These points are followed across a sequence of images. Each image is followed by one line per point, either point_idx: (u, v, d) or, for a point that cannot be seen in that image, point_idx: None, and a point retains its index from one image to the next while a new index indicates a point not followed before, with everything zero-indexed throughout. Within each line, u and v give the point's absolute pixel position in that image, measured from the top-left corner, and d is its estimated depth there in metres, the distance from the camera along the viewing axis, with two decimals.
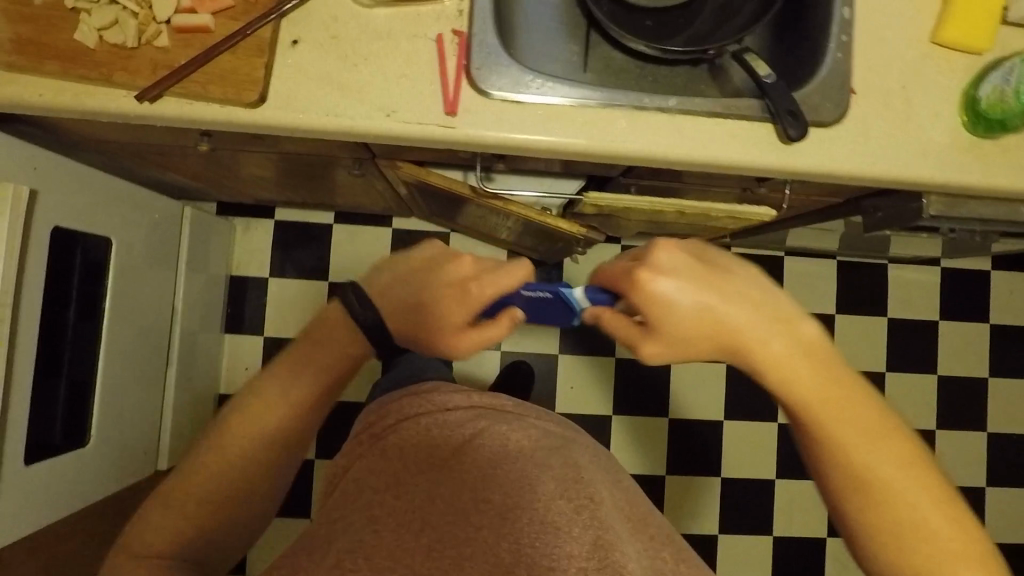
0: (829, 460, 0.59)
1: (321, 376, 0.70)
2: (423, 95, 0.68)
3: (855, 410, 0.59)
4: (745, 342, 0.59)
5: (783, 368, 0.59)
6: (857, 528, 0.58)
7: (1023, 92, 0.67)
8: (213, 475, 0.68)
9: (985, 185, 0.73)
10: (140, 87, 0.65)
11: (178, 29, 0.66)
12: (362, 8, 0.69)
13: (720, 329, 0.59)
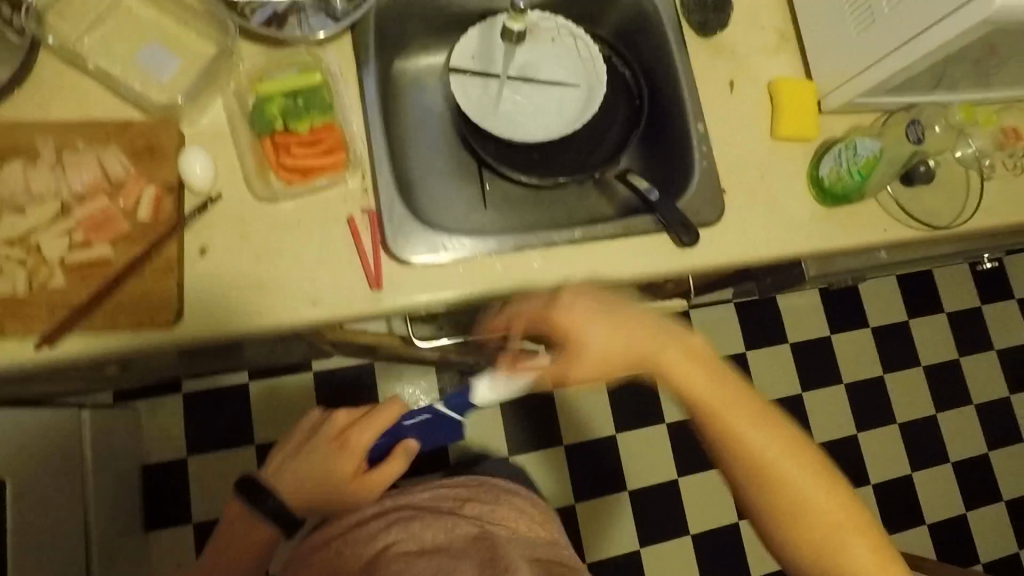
0: (751, 483, 0.58)
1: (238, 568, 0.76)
2: (345, 276, 0.70)
3: (764, 432, 0.58)
4: (656, 360, 0.61)
5: (686, 380, 0.60)
6: (789, 546, 0.57)
7: (856, 171, 0.81)
8: None
9: (846, 244, 0.85)
10: (42, 334, 0.61)
11: (72, 264, 0.62)
12: (267, 203, 0.68)
13: (636, 355, 0.62)
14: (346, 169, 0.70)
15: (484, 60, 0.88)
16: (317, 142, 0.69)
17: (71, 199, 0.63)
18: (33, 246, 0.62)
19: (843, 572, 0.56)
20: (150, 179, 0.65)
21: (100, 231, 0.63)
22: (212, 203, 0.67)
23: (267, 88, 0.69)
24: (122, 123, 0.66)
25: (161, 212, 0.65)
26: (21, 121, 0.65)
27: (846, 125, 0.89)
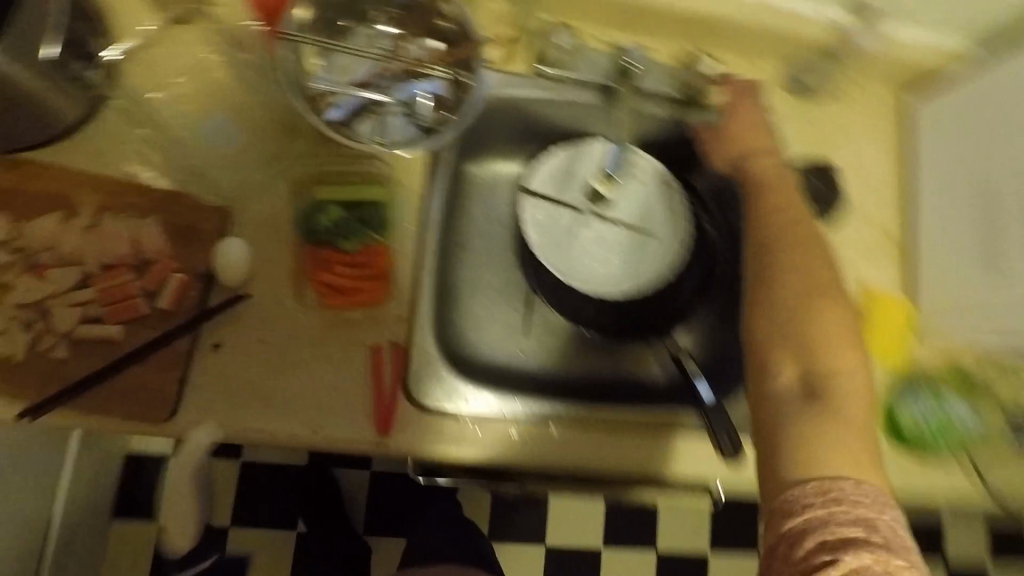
0: (770, 288, 0.57)
1: None
2: (352, 407, 0.65)
3: (801, 263, 0.58)
4: (766, 173, 0.67)
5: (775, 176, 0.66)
6: (769, 333, 0.55)
7: (936, 428, 0.72)
8: None
9: (912, 500, 0.72)
10: (25, 402, 0.57)
11: (78, 338, 0.59)
12: (295, 314, 0.64)
13: (759, 154, 0.70)
14: (387, 298, 0.66)
15: (563, 187, 0.82)
16: (363, 266, 0.64)
17: (96, 267, 0.60)
18: (44, 311, 0.58)
19: (824, 399, 0.51)
20: (182, 263, 0.62)
21: (115, 309, 0.59)
22: (239, 301, 0.63)
23: (328, 194, 0.65)
24: (170, 195, 0.62)
25: (183, 303, 0.61)
26: (70, 168, 0.61)
27: (947, 357, 0.77)
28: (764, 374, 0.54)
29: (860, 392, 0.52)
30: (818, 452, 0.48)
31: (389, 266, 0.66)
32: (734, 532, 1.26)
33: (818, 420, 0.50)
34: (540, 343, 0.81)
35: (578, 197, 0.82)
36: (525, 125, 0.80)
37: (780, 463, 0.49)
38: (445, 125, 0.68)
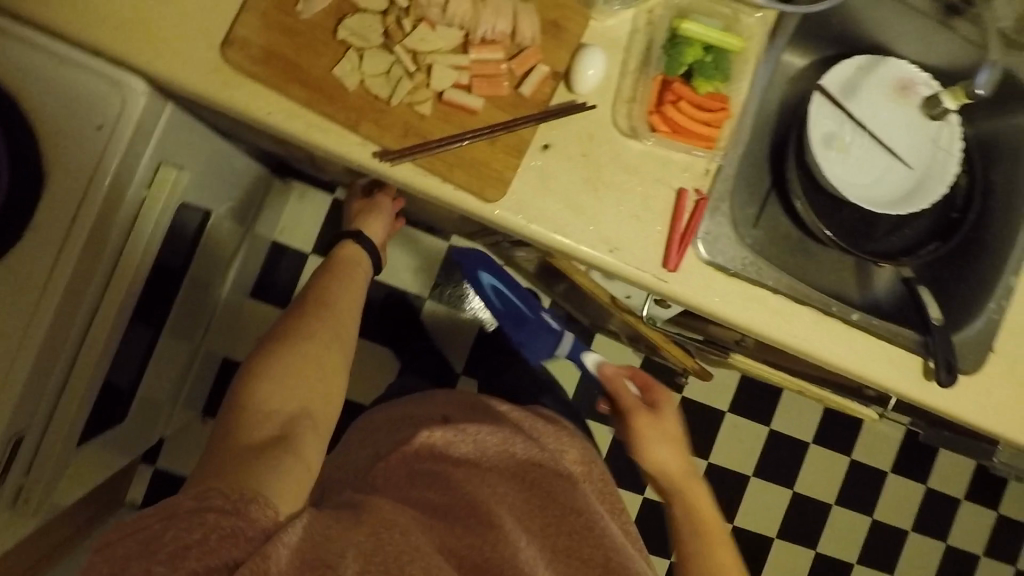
0: (661, 463, 0.81)
1: (312, 345, 0.68)
2: (648, 239, 0.68)
3: (671, 447, 0.82)
4: (664, 445, 0.82)
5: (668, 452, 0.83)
6: (651, 456, 0.82)
7: None
8: (357, 289, 0.80)
9: None
10: (383, 146, 0.61)
11: (444, 101, 0.61)
12: (618, 137, 0.66)
13: (678, 478, 0.81)
14: (709, 148, 0.67)
15: (849, 94, 0.81)
16: (704, 110, 0.66)
17: (474, 35, 0.61)
18: (424, 66, 0.60)
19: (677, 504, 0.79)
20: (544, 56, 0.63)
21: (484, 82, 0.61)
22: (581, 111, 0.65)
23: (688, 29, 0.65)
24: None
25: (538, 95, 0.63)
26: None
27: None
28: (642, 441, 0.82)
29: (669, 438, 0.82)
30: (660, 459, 0.82)
31: (723, 117, 0.66)
32: (787, 457, 1.41)
33: (650, 425, 0.82)
34: (768, 230, 0.85)
35: (861, 109, 0.82)
36: (837, 22, 0.81)
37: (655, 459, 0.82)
38: None
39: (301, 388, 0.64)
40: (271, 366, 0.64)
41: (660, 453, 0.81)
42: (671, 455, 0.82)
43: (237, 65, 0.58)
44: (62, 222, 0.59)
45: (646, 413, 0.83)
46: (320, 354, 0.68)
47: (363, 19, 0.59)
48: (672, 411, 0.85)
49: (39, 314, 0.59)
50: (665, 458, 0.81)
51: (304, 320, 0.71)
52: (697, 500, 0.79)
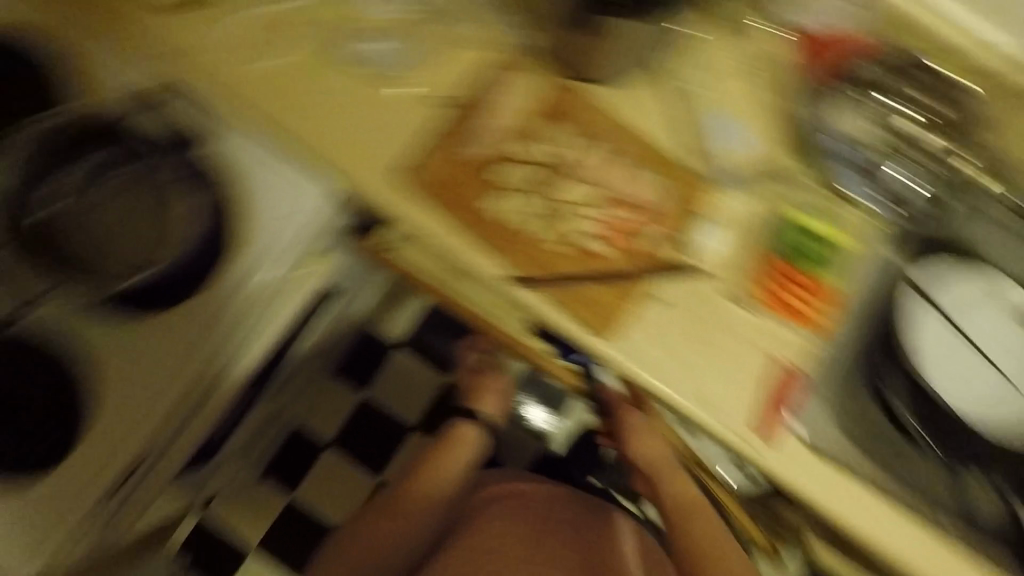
0: (642, 456, 0.96)
1: (405, 487, 1.06)
2: (739, 400, 0.70)
3: (658, 447, 0.96)
4: (648, 449, 0.96)
5: (657, 461, 0.96)
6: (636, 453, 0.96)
7: None
8: (434, 456, 1.08)
9: None
10: (510, 271, 0.68)
11: (571, 243, 0.70)
12: (720, 299, 0.72)
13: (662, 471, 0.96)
14: (805, 324, 0.72)
15: (969, 307, 0.75)
16: (811, 294, 0.72)
17: (613, 195, 0.71)
18: (559, 213, 0.70)
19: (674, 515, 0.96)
20: (670, 222, 0.72)
21: (616, 236, 0.71)
22: (694, 271, 0.71)
23: (803, 220, 0.73)
24: (671, 163, 0.73)
25: (653, 253, 0.71)
26: (607, 113, 0.74)
27: None
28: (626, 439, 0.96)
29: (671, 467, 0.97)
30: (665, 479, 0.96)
31: (819, 298, 0.72)
32: None
33: (647, 433, 0.95)
34: None
35: (976, 328, 0.74)
36: None
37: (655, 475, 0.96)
38: (909, 207, 0.77)
39: (393, 535, 1.02)
40: (379, 520, 1.04)
41: (647, 453, 0.96)
42: (653, 450, 0.96)
43: (406, 184, 0.69)
44: (234, 284, 0.70)
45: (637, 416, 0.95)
46: (405, 519, 1.03)
47: (516, 167, 0.71)
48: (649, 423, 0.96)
49: (194, 356, 0.69)
50: (651, 454, 0.96)
51: (408, 486, 1.06)
52: (681, 488, 0.96)
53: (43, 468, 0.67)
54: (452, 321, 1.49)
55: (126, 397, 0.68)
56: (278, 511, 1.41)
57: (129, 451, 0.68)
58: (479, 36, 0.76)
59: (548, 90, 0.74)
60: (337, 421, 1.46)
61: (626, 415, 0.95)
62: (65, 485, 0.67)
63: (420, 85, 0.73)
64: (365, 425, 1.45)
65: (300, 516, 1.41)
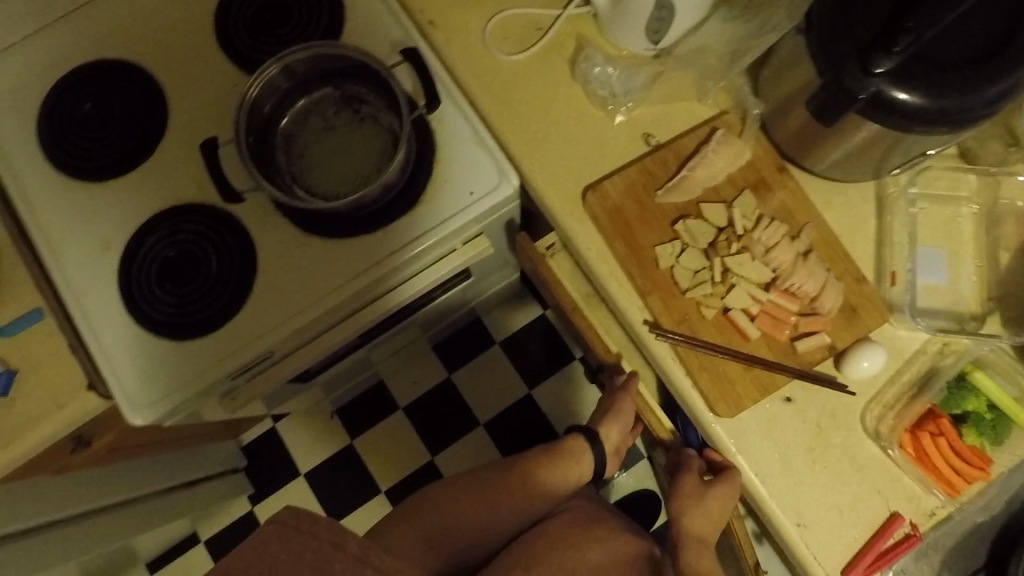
0: (687, 512, 0.79)
1: (466, 491, 0.80)
2: (839, 538, 0.66)
3: (705, 519, 0.77)
4: (696, 513, 0.78)
5: (698, 523, 0.78)
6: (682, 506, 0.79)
7: None
8: (533, 467, 0.85)
9: None
10: (657, 320, 0.69)
11: (727, 315, 0.68)
12: (859, 430, 0.67)
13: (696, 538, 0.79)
14: (947, 495, 0.65)
15: None
16: (960, 458, 0.65)
17: (782, 282, 0.68)
18: (728, 283, 0.68)
19: None
20: (831, 330, 0.68)
21: (769, 320, 0.67)
22: (838, 391, 0.67)
23: (979, 380, 0.67)
24: (861, 276, 0.69)
25: (808, 357, 0.67)
26: (813, 202, 0.70)
27: None
28: (684, 490, 0.79)
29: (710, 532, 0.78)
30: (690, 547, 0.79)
31: (976, 473, 0.64)
32: None
33: (705, 490, 0.77)
34: None
35: None
36: None
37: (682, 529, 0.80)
38: None
39: (481, 525, 0.78)
40: (467, 494, 0.80)
41: (692, 520, 0.79)
42: (705, 521, 0.77)
43: (591, 205, 0.72)
44: (405, 234, 0.74)
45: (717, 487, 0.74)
46: (500, 512, 0.79)
47: (701, 223, 0.69)
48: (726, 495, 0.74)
49: (348, 285, 0.74)
50: (695, 525, 0.78)
51: (472, 485, 0.81)
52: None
53: (176, 336, 0.72)
54: (555, 338, 1.50)
55: (269, 301, 0.73)
56: (338, 447, 1.50)
57: (254, 351, 0.72)
58: (704, 82, 0.73)
59: (752, 157, 0.72)
60: (415, 390, 1.51)
61: (692, 466, 0.80)
62: (198, 354, 0.72)
63: (629, 116, 0.74)
64: (441, 401, 1.50)
65: (354, 461, 1.49)
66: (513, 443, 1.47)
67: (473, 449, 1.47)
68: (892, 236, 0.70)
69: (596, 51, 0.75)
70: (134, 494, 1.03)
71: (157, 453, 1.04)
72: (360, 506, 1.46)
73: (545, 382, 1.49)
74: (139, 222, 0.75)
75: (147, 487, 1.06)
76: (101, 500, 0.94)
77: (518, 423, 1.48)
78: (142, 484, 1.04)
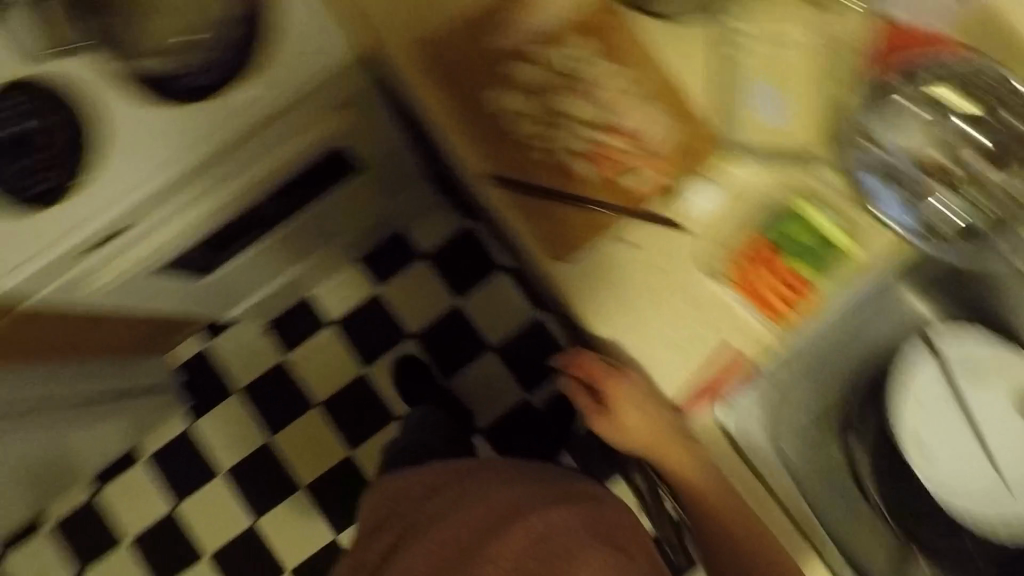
0: (622, 406, 0.71)
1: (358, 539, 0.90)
2: (674, 373, 0.68)
3: (636, 405, 0.70)
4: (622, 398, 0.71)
5: (633, 410, 0.71)
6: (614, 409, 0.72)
7: None
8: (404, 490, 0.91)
9: None
10: (500, 172, 0.70)
11: (567, 161, 0.70)
12: (693, 269, 0.69)
13: (652, 441, 0.71)
14: (773, 323, 0.67)
15: (971, 379, 0.70)
16: (785, 288, 0.67)
17: (618, 126, 0.70)
18: (567, 131, 0.70)
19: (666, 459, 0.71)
20: (662, 170, 0.69)
21: (605, 164, 0.69)
22: (675, 231, 0.69)
23: (805, 213, 0.67)
24: (698, 118, 0.69)
25: (644, 199, 0.69)
26: (651, 46, 0.70)
27: None
28: (601, 413, 0.74)
29: (649, 411, 0.70)
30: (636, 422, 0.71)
31: (799, 300, 0.67)
32: None
33: (623, 378, 0.71)
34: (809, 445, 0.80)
35: (979, 401, 0.70)
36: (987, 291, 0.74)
37: (624, 415, 0.71)
38: (942, 236, 0.67)
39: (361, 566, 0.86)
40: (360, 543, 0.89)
41: (632, 412, 0.71)
42: (644, 419, 0.70)
43: (435, 60, 0.72)
44: (249, 98, 0.73)
45: (620, 379, 0.71)
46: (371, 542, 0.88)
47: (541, 74, 0.71)
48: (638, 380, 0.70)
49: (195, 152, 0.73)
50: (632, 414, 0.71)
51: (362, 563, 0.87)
52: (671, 455, 0.71)
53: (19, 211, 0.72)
54: (482, 249, 1.51)
55: (114, 170, 0.73)
56: (271, 364, 1.53)
57: (102, 221, 0.73)
58: None
59: (594, 2, 0.70)
60: (346, 305, 1.53)
61: (581, 400, 0.77)
62: (51, 219, 0.73)
63: None
64: (372, 315, 1.53)
65: (288, 377, 1.53)
66: (443, 351, 1.51)
67: (403, 361, 1.52)
68: (736, 75, 0.69)
69: None
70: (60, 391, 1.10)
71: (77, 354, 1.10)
72: (296, 418, 1.52)
73: (474, 293, 1.51)
74: None
75: (60, 394, 1.11)
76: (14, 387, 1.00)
77: (447, 335, 1.51)
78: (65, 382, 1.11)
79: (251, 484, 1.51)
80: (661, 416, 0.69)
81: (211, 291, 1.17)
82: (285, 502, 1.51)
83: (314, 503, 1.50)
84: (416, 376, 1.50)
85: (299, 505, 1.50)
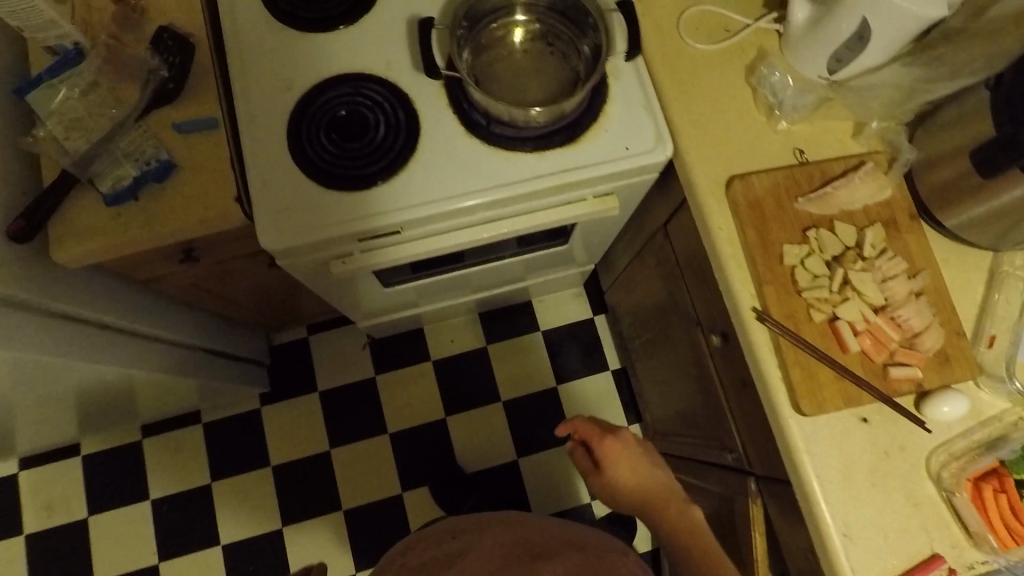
0: (617, 465, 0.93)
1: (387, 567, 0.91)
2: (878, 561, 0.68)
3: (627, 463, 0.94)
4: (619, 462, 0.94)
5: (624, 467, 0.94)
6: (610, 468, 0.94)
7: None
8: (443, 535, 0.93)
9: None
10: (769, 311, 0.73)
11: (835, 324, 0.72)
12: (920, 467, 0.71)
13: (640, 493, 0.93)
14: (992, 548, 0.68)
15: None
16: (1017, 520, 0.68)
17: (891, 311, 0.72)
18: (842, 297, 0.73)
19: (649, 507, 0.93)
20: (924, 369, 0.71)
21: (869, 341, 0.72)
22: (915, 425, 0.71)
23: None
24: (962, 332, 0.73)
25: (897, 385, 0.71)
26: (932, 253, 0.75)
27: None
28: (598, 471, 0.95)
29: (634, 468, 0.94)
30: (627, 478, 0.93)
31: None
32: None
33: (624, 448, 0.94)
34: None
35: None
36: None
37: (620, 475, 0.93)
38: None
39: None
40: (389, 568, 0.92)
41: (620, 467, 0.93)
42: (631, 473, 0.93)
43: (734, 190, 0.77)
44: (556, 163, 0.79)
45: (611, 439, 0.94)
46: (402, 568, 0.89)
47: (830, 238, 0.74)
48: (627, 442, 0.94)
49: (492, 190, 0.78)
50: (622, 467, 0.93)
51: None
52: (658, 505, 0.93)
53: (322, 181, 0.77)
54: (597, 345, 1.55)
55: (415, 180, 0.78)
56: (358, 378, 1.52)
57: (387, 220, 0.77)
58: (863, 121, 0.80)
59: (891, 197, 0.77)
60: (451, 349, 1.55)
61: (580, 461, 0.97)
62: (344, 199, 0.77)
63: (787, 129, 0.80)
64: (471, 366, 1.54)
65: (370, 395, 1.51)
66: (526, 426, 1.51)
67: (483, 422, 1.51)
68: (998, 307, 0.75)
69: (777, 62, 0.81)
70: (168, 337, 1.01)
71: (183, 296, 1.03)
72: (362, 439, 1.48)
73: (574, 382, 1.53)
74: (323, 76, 0.81)
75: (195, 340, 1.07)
76: (149, 324, 0.94)
77: (536, 412, 1.52)
78: (172, 327, 1.02)
79: (291, 488, 1.45)
80: (643, 470, 0.93)
81: (369, 300, 1.20)
82: (319, 518, 1.44)
83: (347, 532, 1.44)
84: (489, 441, 1.50)
85: (332, 526, 1.44)
